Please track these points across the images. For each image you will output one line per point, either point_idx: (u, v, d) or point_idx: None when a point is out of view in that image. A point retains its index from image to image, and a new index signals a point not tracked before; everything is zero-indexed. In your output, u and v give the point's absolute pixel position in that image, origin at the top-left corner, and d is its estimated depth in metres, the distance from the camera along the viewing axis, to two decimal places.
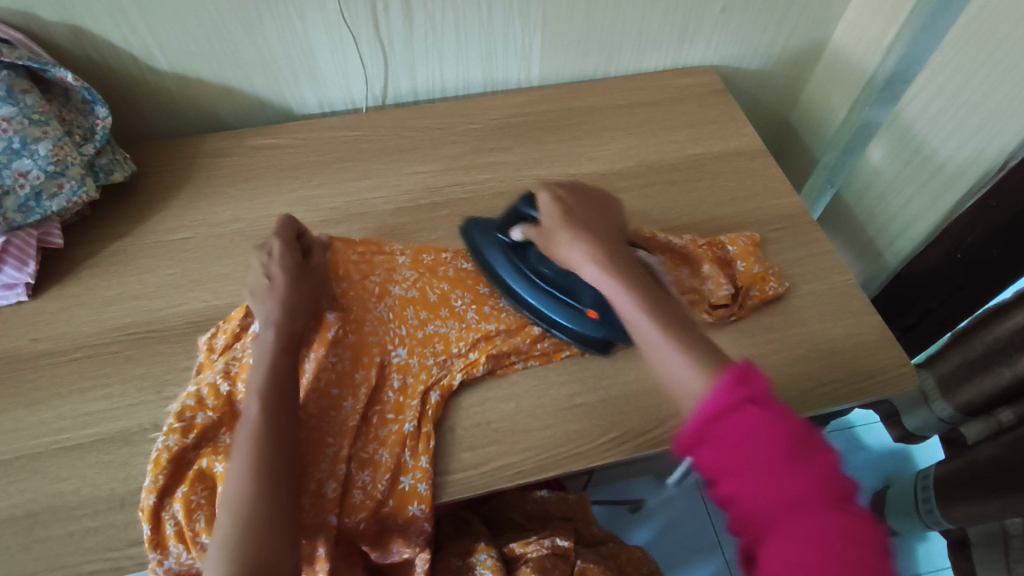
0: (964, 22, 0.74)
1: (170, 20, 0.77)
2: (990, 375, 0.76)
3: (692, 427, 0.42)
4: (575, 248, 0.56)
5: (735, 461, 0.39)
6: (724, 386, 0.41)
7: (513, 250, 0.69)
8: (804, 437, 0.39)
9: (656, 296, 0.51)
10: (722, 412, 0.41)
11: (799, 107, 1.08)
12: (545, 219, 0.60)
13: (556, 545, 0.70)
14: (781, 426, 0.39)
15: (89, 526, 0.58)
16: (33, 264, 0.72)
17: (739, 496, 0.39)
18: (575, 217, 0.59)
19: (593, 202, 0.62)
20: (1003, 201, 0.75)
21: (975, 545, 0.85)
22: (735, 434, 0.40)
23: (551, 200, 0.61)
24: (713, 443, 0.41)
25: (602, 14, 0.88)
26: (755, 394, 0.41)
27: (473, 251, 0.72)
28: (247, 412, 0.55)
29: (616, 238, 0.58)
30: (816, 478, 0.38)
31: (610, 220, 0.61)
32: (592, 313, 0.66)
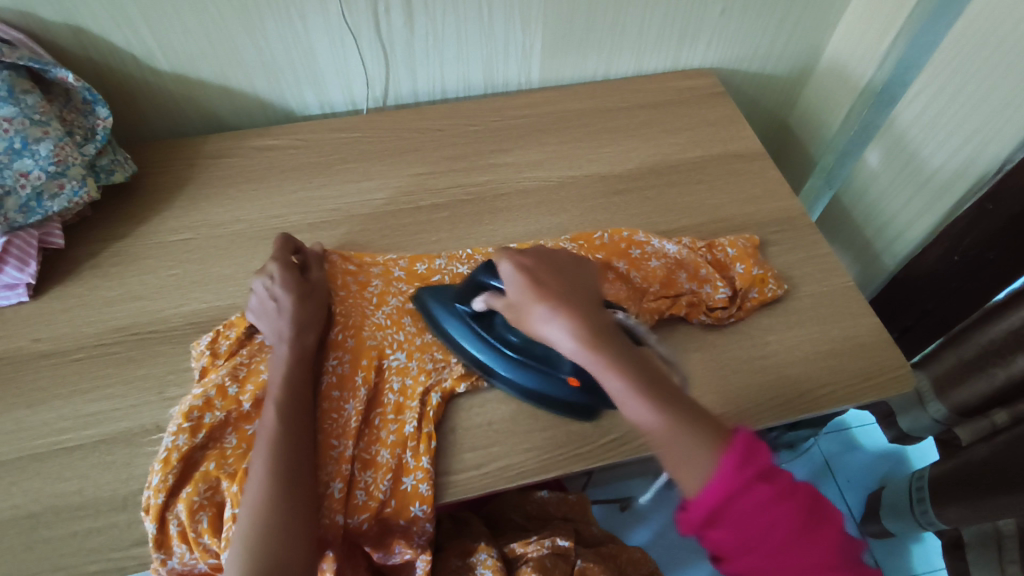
0: (959, 27, 0.75)
1: (171, 20, 0.77)
2: (985, 376, 0.77)
3: (703, 512, 0.42)
4: (556, 327, 0.51)
5: (751, 543, 0.41)
6: (730, 468, 0.42)
7: (479, 321, 0.64)
8: (808, 504, 0.42)
9: (644, 367, 0.50)
10: (735, 494, 0.42)
11: (798, 109, 1.09)
12: (514, 293, 0.54)
13: (556, 545, 0.71)
14: (790, 501, 0.41)
15: (91, 526, 0.58)
16: (34, 264, 0.71)
17: (754, 569, 0.42)
18: (547, 290, 0.53)
19: (558, 266, 0.56)
20: (1001, 204, 0.76)
21: (970, 545, 0.86)
22: (751, 519, 0.41)
23: (518, 271, 0.55)
24: (727, 526, 0.42)
25: (602, 16, 0.88)
26: (760, 470, 0.42)
27: (432, 324, 0.67)
28: (265, 422, 0.57)
29: (595, 307, 0.53)
30: (825, 544, 0.41)
31: (585, 286, 0.56)
32: (574, 380, 0.62)
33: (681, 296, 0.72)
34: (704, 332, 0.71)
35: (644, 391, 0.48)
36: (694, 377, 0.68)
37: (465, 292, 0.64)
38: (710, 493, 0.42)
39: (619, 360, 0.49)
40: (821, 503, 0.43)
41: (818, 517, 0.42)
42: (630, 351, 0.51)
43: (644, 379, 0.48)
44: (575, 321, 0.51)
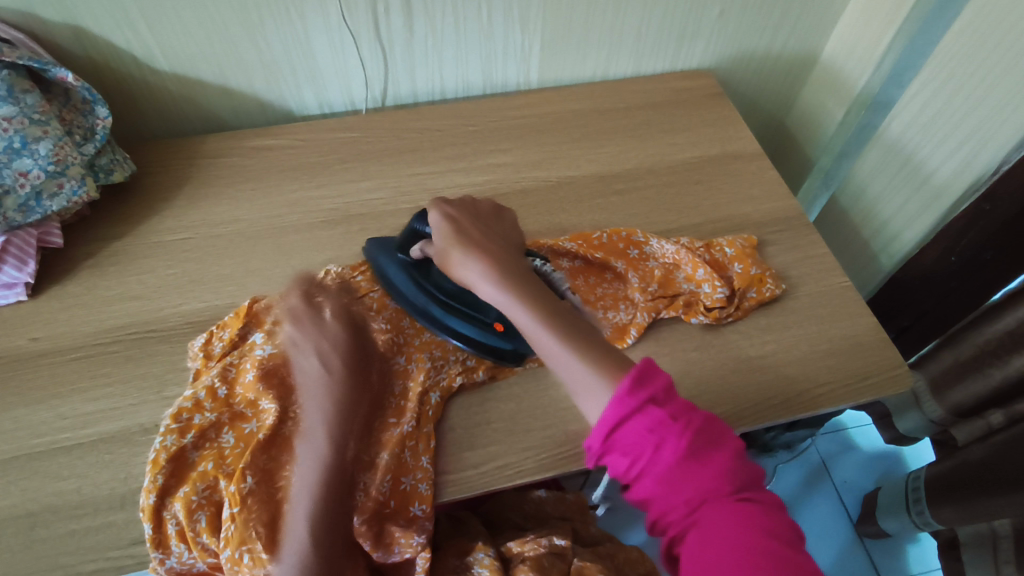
0: (958, 27, 0.75)
1: (170, 19, 0.77)
2: (981, 377, 0.77)
3: (598, 436, 0.45)
4: (470, 267, 0.55)
5: (641, 464, 0.43)
6: (624, 392, 0.45)
7: (416, 267, 0.67)
8: (702, 430, 0.44)
9: (553, 306, 0.54)
10: (625, 418, 0.44)
11: (795, 110, 1.09)
12: (438, 239, 0.58)
13: (553, 544, 0.71)
14: (679, 424, 0.44)
15: (89, 525, 0.58)
16: (33, 263, 0.72)
17: (650, 494, 0.43)
18: (468, 234, 0.57)
19: (484, 216, 0.61)
20: (997, 205, 0.77)
21: (965, 545, 0.86)
22: (641, 440, 0.44)
23: (444, 218, 0.58)
24: (621, 449, 0.44)
25: (602, 17, 0.89)
26: (652, 396, 0.45)
27: (376, 273, 0.70)
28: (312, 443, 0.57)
29: (512, 253, 0.58)
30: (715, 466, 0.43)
31: (506, 236, 0.60)
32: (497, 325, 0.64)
33: (678, 296, 0.72)
34: (702, 332, 0.71)
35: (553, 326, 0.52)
36: (692, 376, 0.68)
37: (405, 243, 0.68)
38: (606, 417, 0.45)
39: (531, 299, 0.53)
40: (721, 433, 0.45)
41: (711, 444, 0.44)
42: (553, 304, 0.54)
43: (551, 314, 0.53)
44: (491, 266, 0.55)
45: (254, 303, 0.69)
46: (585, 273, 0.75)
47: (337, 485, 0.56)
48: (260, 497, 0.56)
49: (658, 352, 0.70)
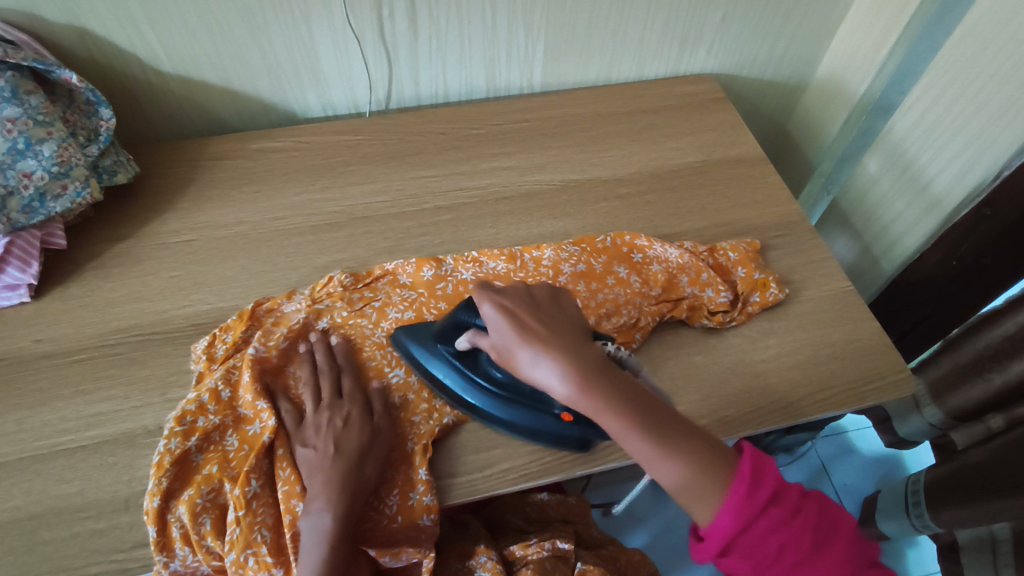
0: (958, 36, 0.76)
1: (174, 21, 0.76)
2: (981, 382, 0.78)
3: (714, 542, 0.44)
4: (545, 373, 0.49)
5: (766, 567, 0.43)
6: (738, 500, 0.44)
7: (461, 361, 0.62)
8: (812, 517, 0.44)
9: (635, 400, 0.48)
10: (744, 524, 0.43)
11: (797, 114, 1.10)
12: (500, 338, 0.51)
13: (556, 547, 0.71)
14: (795, 521, 0.43)
15: (93, 528, 0.57)
16: (36, 264, 0.71)
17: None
18: (531, 329, 0.51)
19: (543, 303, 0.54)
20: (998, 210, 0.76)
21: (965, 549, 0.86)
22: (762, 543, 0.43)
23: (501, 314, 0.52)
24: (743, 554, 0.44)
25: (605, 21, 0.89)
26: (767, 497, 0.44)
27: (416, 366, 0.65)
28: (321, 447, 0.59)
29: (583, 343, 0.51)
30: (830, 552, 0.44)
31: (569, 319, 0.53)
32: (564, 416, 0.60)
33: (682, 299, 0.72)
34: (706, 335, 0.72)
35: (642, 428, 0.47)
36: (696, 380, 0.68)
37: (443, 334, 0.62)
38: (721, 524, 0.44)
39: (615, 399, 0.47)
40: (823, 510, 0.45)
41: (821, 529, 0.44)
42: (639, 399, 0.48)
43: (637, 411, 0.47)
44: (569, 365, 0.48)
45: (256, 306, 0.70)
46: (587, 278, 0.73)
47: (346, 484, 0.57)
48: (265, 500, 0.57)
49: (662, 356, 0.70)
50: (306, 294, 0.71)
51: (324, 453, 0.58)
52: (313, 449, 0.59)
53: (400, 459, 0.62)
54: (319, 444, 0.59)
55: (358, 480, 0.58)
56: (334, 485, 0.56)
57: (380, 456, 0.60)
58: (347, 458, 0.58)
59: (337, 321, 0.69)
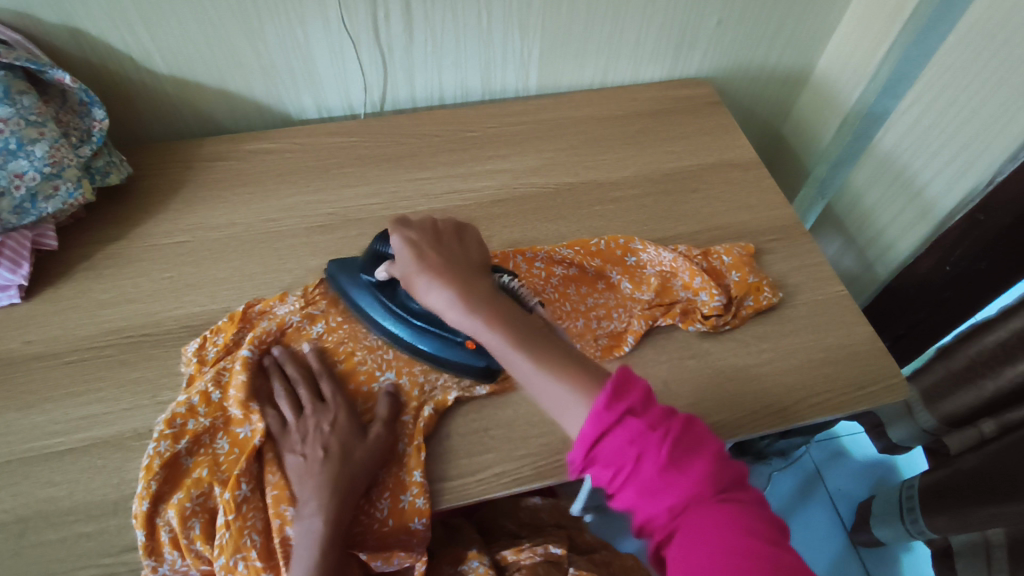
0: (953, 41, 0.76)
1: (166, 19, 0.76)
2: (974, 388, 0.77)
3: (580, 453, 0.44)
4: (436, 296, 0.53)
5: (624, 477, 0.42)
6: (600, 407, 0.44)
7: (382, 290, 0.66)
8: (682, 435, 0.43)
9: (518, 322, 0.51)
10: (604, 432, 0.43)
11: (791, 119, 1.11)
12: (402, 269, 0.55)
13: (549, 552, 0.71)
14: (659, 433, 0.42)
15: (81, 531, 0.57)
16: (27, 265, 0.71)
17: (633, 503, 0.43)
18: (430, 260, 0.54)
19: (446, 239, 0.57)
20: (991, 215, 0.76)
21: (959, 554, 0.86)
22: (623, 452, 0.42)
23: (404, 243, 0.56)
24: (606, 464, 0.43)
25: (601, 24, 0.89)
26: (629, 408, 0.43)
27: (342, 295, 0.70)
28: (311, 452, 0.59)
29: (479, 277, 0.55)
30: (697, 471, 0.42)
31: (470, 256, 0.57)
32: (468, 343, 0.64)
33: (676, 303, 0.72)
34: (700, 339, 0.71)
35: (522, 347, 0.50)
36: (689, 384, 0.68)
37: (369, 263, 0.66)
38: (586, 432, 0.44)
39: (498, 319, 0.51)
40: (699, 434, 0.44)
41: (691, 450, 0.43)
42: (524, 322, 0.52)
43: (518, 334, 0.50)
44: (460, 292, 0.52)
45: (248, 309, 0.69)
46: (578, 281, 0.75)
47: (335, 488, 0.56)
48: (255, 504, 0.57)
49: (656, 359, 0.70)
50: (299, 295, 0.70)
51: (313, 458, 0.58)
52: (302, 456, 0.58)
53: (391, 461, 0.61)
54: (307, 449, 0.59)
55: (350, 485, 0.57)
56: (324, 490, 0.56)
57: (373, 459, 0.59)
58: (335, 462, 0.58)
59: (330, 325, 0.69)
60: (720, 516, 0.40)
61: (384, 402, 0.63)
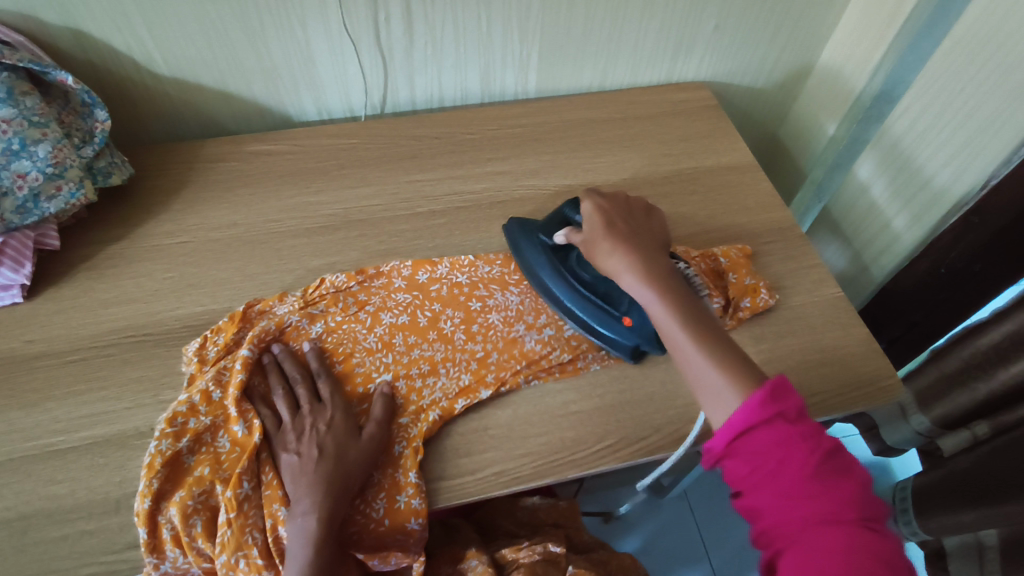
0: (947, 46, 0.76)
1: (169, 22, 0.77)
2: (967, 390, 0.78)
3: (723, 439, 0.46)
4: (619, 261, 0.58)
5: (762, 473, 0.44)
6: (755, 403, 0.45)
7: (557, 255, 0.70)
8: (829, 455, 0.43)
9: (690, 302, 0.54)
10: (753, 426, 0.45)
11: (787, 123, 1.12)
12: (588, 230, 0.62)
13: (547, 551, 0.71)
14: (805, 445, 0.43)
15: (84, 529, 0.57)
16: (29, 265, 0.71)
17: (764, 503, 0.44)
18: (619, 231, 0.60)
19: (637, 216, 0.64)
20: (985, 218, 0.78)
21: (951, 555, 0.85)
22: (765, 451, 0.44)
23: (597, 214, 0.62)
24: (745, 455, 0.45)
25: (600, 28, 0.90)
26: (784, 413, 0.45)
27: (516, 251, 0.74)
28: (307, 451, 0.59)
29: (660, 255, 0.59)
30: (836, 493, 0.42)
31: (654, 236, 0.62)
32: (624, 320, 0.66)
33: None
34: None
35: (682, 320, 0.53)
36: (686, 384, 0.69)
37: (551, 225, 0.70)
38: (734, 423, 0.46)
39: (666, 293, 0.55)
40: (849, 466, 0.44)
41: (834, 470, 0.43)
42: (691, 303, 0.55)
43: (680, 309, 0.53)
44: (640, 263, 0.57)
45: (248, 309, 0.70)
46: None
47: (331, 487, 0.57)
48: (255, 502, 0.57)
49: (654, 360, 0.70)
50: (299, 295, 0.71)
51: (308, 457, 0.58)
52: (296, 455, 0.59)
53: (386, 462, 0.62)
54: (302, 448, 0.59)
55: (347, 484, 0.58)
56: (318, 488, 0.56)
57: (368, 458, 0.60)
58: (330, 460, 0.58)
59: (329, 326, 0.69)
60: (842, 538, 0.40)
61: (378, 402, 0.64)
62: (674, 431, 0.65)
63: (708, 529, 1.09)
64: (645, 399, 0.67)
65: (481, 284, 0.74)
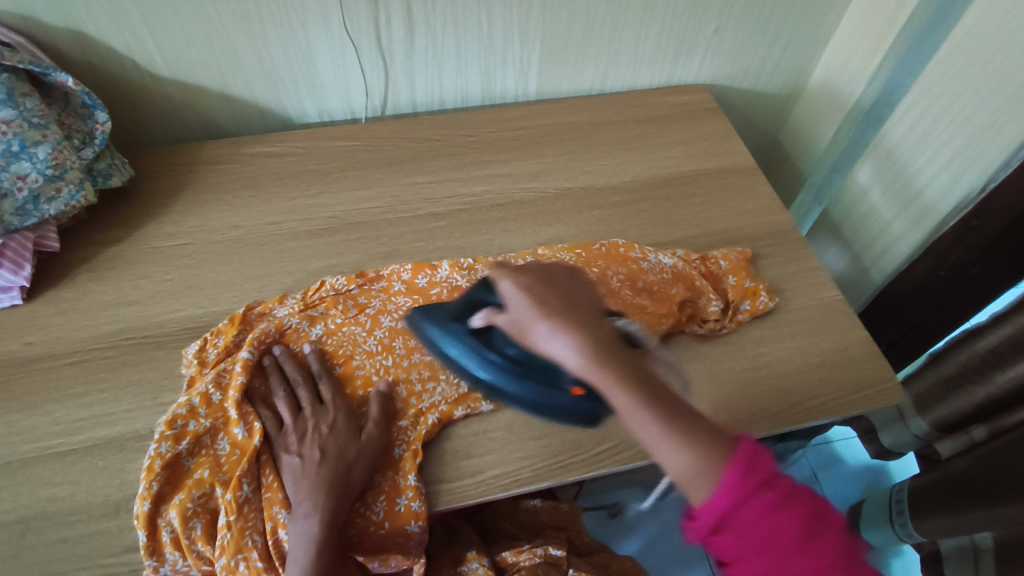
0: (946, 49, 0.77)
1: (170, 24, 0.77)
2: (964, 394, 0.78)
3: (708, 519, 0.40)
4: (562, 344, 0.48)
5: (756, 547, 0.39)
6: (739, 477, 0.40)
7: (476, 338, 0.62)
8: (814, 507, 0.40)
9: (649, 381, 0.46)
10: (740, 502, 0.39)
11: (787, 126, 1.12)
12: (516, 310, 0.51)
13: (549, 553, 0.71)
14: (792, 510, 0.39)
15: (82, 532, 0.57)
16: (29, 267, 0.71)
17: (760, 574, 0.39)
18: (552, 304, 0.50)
19: (561, 282, 0.54)
20: (984, 221, 0.77)
21: (947, 559, 0.85)
22: (757, 525, 0.39)
23: (518, 290, 0.52)
24: (736, 532, 0.40)
25: (600, 31, 0.90)
26: (765, 477, 0.40)
27: (429, 342, 0.66)
28: (308, 454, 0.59)
29: (599, 323, 0.50)
30: (832, 548, 0.39)
31: (587, 299, 0.53)
32: (576, 391, 0.60)
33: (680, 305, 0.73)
34: (697, 343, 0.72)
35: (650, 405, 0.45)
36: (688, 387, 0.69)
37: (461, 311, 0.63)
38: (718, 502, 0.40)
39: (625, 375, 0.46)
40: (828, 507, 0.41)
41: (822, 527, 0.39)
42: (649, 378, 0.47)
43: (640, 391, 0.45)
44: (585, 340, 0.48)
45: (248, 310, 0.70)
46: None
47: (332, 490, 0.57)
48: (255, 505, 0.57)
49: None
50: (299, 299, 0.71)
51: (310, 460, 0.58)
52: (298, 457, 0.59)
53: (387, 465, 0.62)
54: (304, 450, 0.59)
55: (348, 486, 0.58)
56: (320, 490, 0.56)
57: (369, 461, 0.60)
58: (331, 463, 0.58)
59: (330, 329, 0.69)
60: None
61: (378, 402, 0.63)
62: None
63: None
64: None
65: None
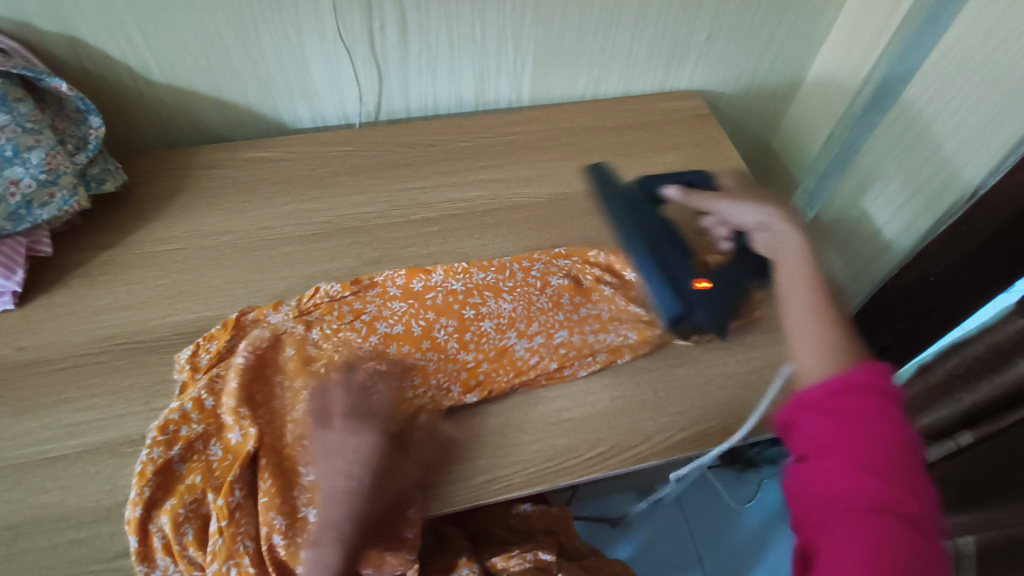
0: (935, 57, 0.78)
1: (165, 30, 0.77)
2: (951, 402, 0.78)
3: (820, 392, 0.44)
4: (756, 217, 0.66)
5: (841, 436, 0.41)
6: (873, 376, 0.43)
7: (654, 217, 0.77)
8: (911, 455, 0.41)
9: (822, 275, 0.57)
10: (858, 390, 0.43)
11: (780, 132, 1.13)
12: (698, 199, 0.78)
13: (539, 558, 0.71)
14: (898, 432, 0.41)
15: (74, 538, 0.57)
16: (21, 272, 0.71)
17: (827, 466, 0.41)
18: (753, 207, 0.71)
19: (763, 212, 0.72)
20: (974, 227, 0.77)
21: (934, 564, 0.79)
22: (856, 417, 0.42)
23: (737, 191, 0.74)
24: (836, 415, 0.42)
25: (593, 37, 0.90)
26: (886, 397, 0.43)
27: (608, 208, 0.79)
28: (332, 471, 0.58)
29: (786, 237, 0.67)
30: (907, 489, 0.39)
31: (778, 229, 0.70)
32: (700, 284, 0.69)
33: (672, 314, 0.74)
34: (690, 348, 0.72)
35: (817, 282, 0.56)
36: (681, 393, 0.69)
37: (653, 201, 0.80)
38: (839, 383, 0.44)
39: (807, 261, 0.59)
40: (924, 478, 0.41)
41: (911, 472, 0.40)
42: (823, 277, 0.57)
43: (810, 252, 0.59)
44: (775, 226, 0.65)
45: (242, 316, 0.70)
46: (572, 291, 0.75)
47: (354, 508, 0.56)
48: (248, 510, 0.57)
49: (647, 369, 0.70)
50: (294, 305, 0.72)
51: (336, 475, 0.58)
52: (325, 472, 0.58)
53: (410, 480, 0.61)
54: (332, 464, 0.58)
55: (374, 498, 0.57)
56: (343, 509, 0.56)
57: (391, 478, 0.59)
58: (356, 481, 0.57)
59: (325, 334, 0.69)
60: (876, 543, 0.37)
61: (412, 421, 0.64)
62: (665, 439, 0.66)
63: (701, 538, 1.09)
64: (636, 407, 0.67)
65: (474, 291, 0.74)
